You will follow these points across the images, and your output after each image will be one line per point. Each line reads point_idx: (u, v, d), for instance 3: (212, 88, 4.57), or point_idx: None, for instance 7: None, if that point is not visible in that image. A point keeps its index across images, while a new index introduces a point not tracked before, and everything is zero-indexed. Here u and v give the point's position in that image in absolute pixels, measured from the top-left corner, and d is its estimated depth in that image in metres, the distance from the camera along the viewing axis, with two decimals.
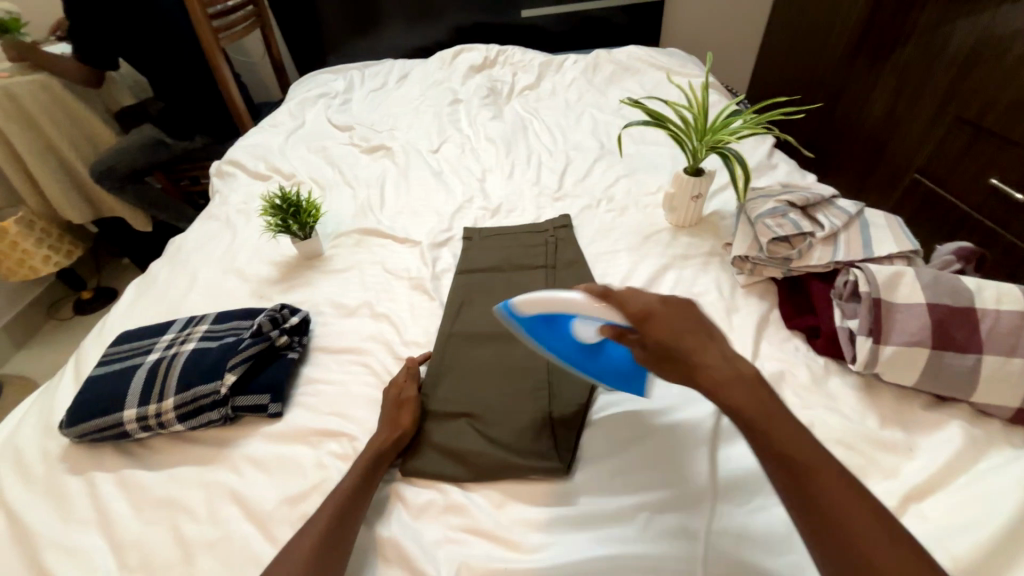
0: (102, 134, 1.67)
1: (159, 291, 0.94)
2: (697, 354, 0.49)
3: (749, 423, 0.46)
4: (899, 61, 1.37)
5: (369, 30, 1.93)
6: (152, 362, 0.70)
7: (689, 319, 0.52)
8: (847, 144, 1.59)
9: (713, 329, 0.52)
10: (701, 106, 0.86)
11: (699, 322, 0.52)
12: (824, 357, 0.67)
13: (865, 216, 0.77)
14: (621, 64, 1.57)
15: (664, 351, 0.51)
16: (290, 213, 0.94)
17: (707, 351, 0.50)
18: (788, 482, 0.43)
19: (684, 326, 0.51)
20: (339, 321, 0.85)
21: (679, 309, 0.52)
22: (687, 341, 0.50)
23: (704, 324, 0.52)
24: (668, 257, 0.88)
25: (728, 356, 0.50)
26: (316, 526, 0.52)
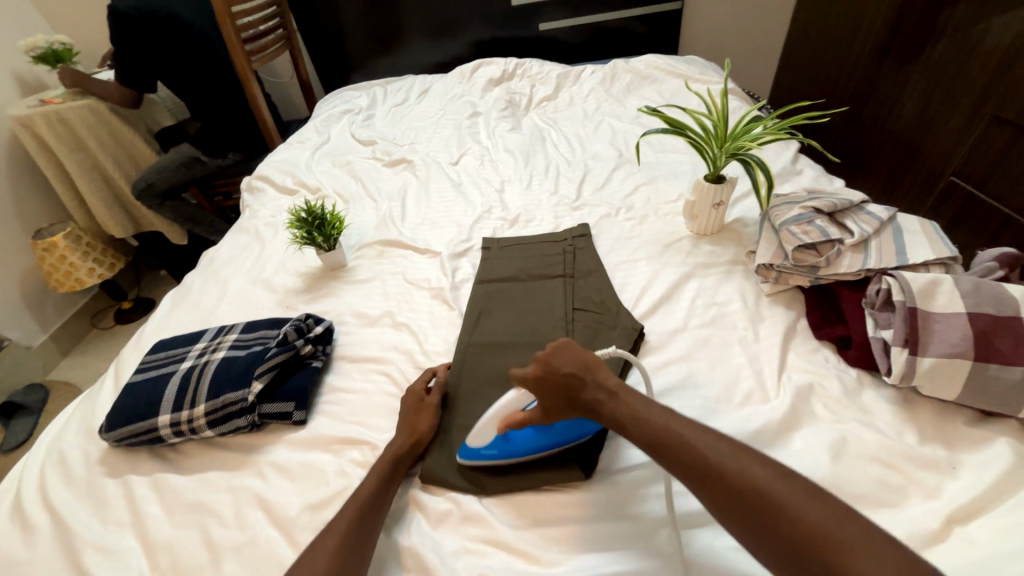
0: (143, 152, 1.77)
1: (192, 302, 0.99)
2: (585, 394, 0.56)
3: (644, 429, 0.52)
4: (930, 59, 1.33)
5: (392, 47, 1.99)
6: (184, 370, 0.73)
7: (575, 356, 0.58)
8: (877, 148, 1.54)
9: (595, 362, 0.58)
10: (720, 113, 0.85)
11: (584, 358, 0.58)
12: (856, 368, 0.64)
13: (897, 223, 0.74)
14: (639, 73, 1.57)
15: (569, 399, 0.56)
16: (315, 225, 0.97)
17: (596, 385, 0.56)
18: (692, 474, 0.47)
19: (571, 364, 0.57)
20: (361, 330, 0.86)
21: (560, 351, 0.59)
22: (578, 379, 0.56)
23: (588, 359, 0.58)
24: (689, 265, 0.86)
25: (610, 386, 0.56)
26: (335, 530, 0.52)
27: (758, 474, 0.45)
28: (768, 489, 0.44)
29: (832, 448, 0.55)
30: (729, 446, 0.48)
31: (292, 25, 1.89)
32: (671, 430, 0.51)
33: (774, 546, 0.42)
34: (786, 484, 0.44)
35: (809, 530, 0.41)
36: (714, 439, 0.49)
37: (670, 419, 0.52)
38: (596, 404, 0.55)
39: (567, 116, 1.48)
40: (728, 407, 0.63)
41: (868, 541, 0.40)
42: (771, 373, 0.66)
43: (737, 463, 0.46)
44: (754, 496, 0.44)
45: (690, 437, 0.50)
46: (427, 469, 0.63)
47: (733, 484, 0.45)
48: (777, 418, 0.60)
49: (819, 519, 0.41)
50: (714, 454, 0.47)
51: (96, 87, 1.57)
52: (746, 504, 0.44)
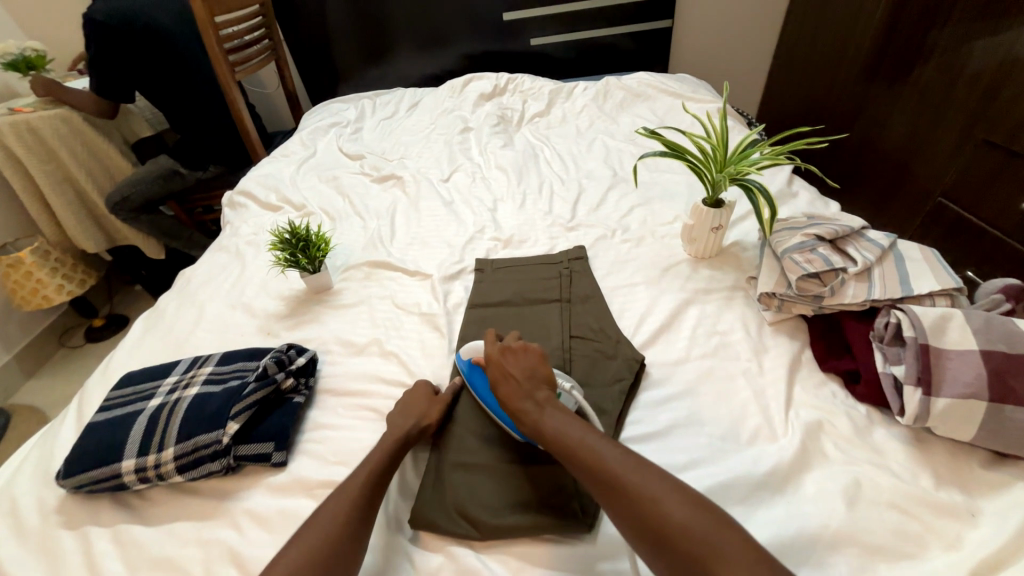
0: (118, 163, 1.70)
1: (166, 327, 0.93)
2: (517, 397, 0.62)
3: (560, 440, 0.56)
4: (916, 83, 1.36)
5: (382, 59, 1.96)
6: (153, 408, 0.67)
7: (528, 364, 0.66)
8: (865, 168, 1.56)
9: (546, 377, 0.65)
10: (720, 137, 0.83)
11: (535, 368, 0.66)
12: (865, 404, 0.62)
13: (898, 250, 0.73)
14: (631, 90, 1.57)
15: (503, 392, 0.64)
16: (299, 247, 0.93)
17: (530, 394, 0.62)
18: (598, 483, 0.52)
19: (521, 370, 0.65)
20: (347, 359, 0.82)
21: (521, 354, 0.68)
22: (518, 382, 0.64)
23: (539, 371, 0.65)
24: (689, 291, 0.84)
25: (539, 398, 0.62)
26: (310, 539, 0.52)
27: (652, 484, 0.50)
28: (658, 499, 0.49)
29: (846, 494, 0.53)
30: (629, 459, 0.53)
31: (279, 36, 1.86)
32: (585, 446, 0.55)
33: (665, 555, 0.46)
34: (677, 497, 0.49)
35: (691, 538, 0.46)
36: (620, 454, 0.53)
37: (586, 435, 0.56)
38: (522, 412, 0.61)
39: (560, 133, 1.47)
40: (735, 446, 0.61)
41: (746, 550, 0.44)
42: (778, 409, 0.63)
43: (634, 475, 0.51)
44: (649, 509, 0.48)
45: (600, 452, 0.54)
46: (416, 507, 0.61)
47: (628, 493, 0.50)
48: (787, 459, 0.57)
49: (699, 527, 0.46)
50: (619, 468, 0.51)
51: (68, 96, 1.51)
52: (638, 512, 0.48)
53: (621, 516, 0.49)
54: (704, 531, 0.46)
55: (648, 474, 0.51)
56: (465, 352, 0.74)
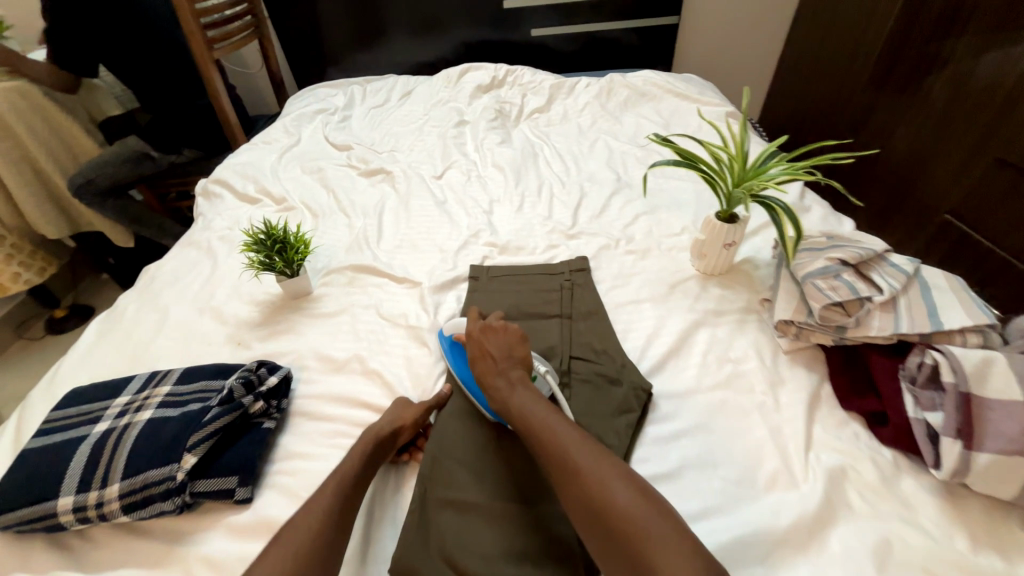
0: (83, 144, 1.58)
1: (124, 333, 0.84)
2: (490, 373, 0.63)
3: (523, 419, 0.57)
4: (926, 94, 1.32)
5: (373, 43, 1.85)
6: (98, 435, 0.59)
7: (506, 343, 0.67)
8: (869, 179, 1.52)
9: (523, 357, 0.65)
10: (739, 146, 0.77)
11: (512, 347, 0.66)
12: (891, 449, 0.57)
13: (923, 277, 0.68)
14: (636, 89, 1.50)
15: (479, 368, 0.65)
16: (276, 249, 0.84)
17: (502, 372, 0.63)
18: (551, 461, 0.53)
19: (499, 349, 0.66)
20: (325, 377, 0.74)
21: (501, 333, 0.68)
22: (493, 360, 0.65)
23: (516, 351, 0.66)
24: (699, 312, 0.78)
25: (512, 376, 0.63)
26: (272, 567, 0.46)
27: (603, 469, 0.50)
28: (605, 484, 0.49)
29: (876, 556, 0.48)
30: (586, 443, 0.54)
31: (263, 13, 1.74)
32: (545, 427, 0.56)
33: (601, 534, 0.47)
34: (622, 483, 0.49)
35: (627, 523, 0.46)
36: (578, 438, 0.54)
37: (548, 416, 0.57)
38: (494, 388, 0.62)
39: (560, 131, 1.40)
40: (753, 493, 0.55)
41: (683, 545, 0.44)
42: (798, 452, 0.58)
43: (588, 459, 0.51)
44: (595, 491, 0.49)
45: (559, 433, 0.55)
46: (398, 550, 0.54)
47: (578, 474, 0.50)
48: (810, 512, 0.52)
49: (640, 517, 0.46)
50: (572, 449, 0.52)
51: (25, 66, 1.38)
52: (583, 493, 0.49)
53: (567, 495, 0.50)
54: (644, 522, 0.46)
55: (601, 460, 0.52)
56: (446, 330, 0.75)
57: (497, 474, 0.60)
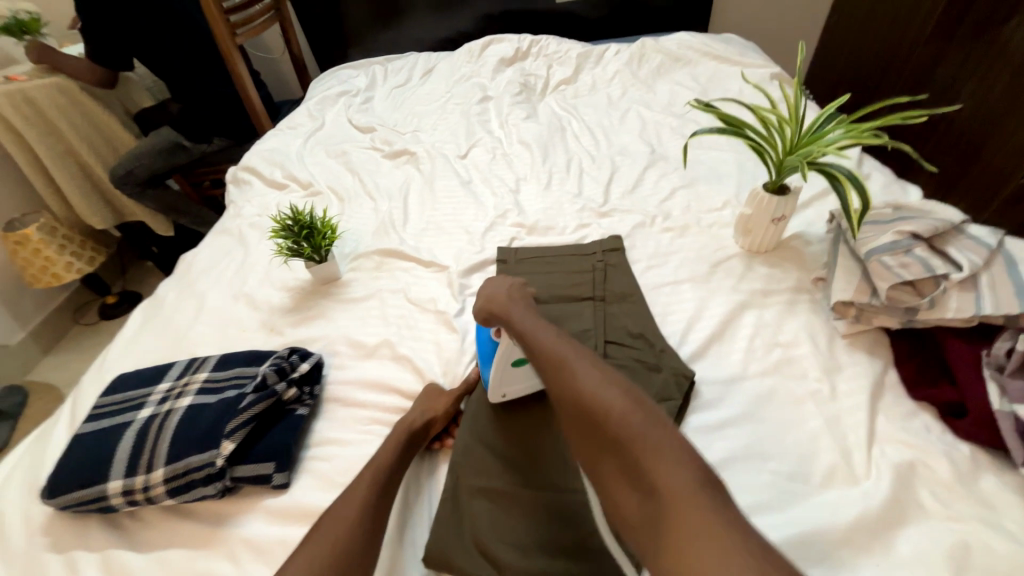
0: (120, 136, 1.62)
1: (165, 320, 0.87)
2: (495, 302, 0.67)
3: (520, 334, 0.60)
4: (1005, 42, 1.16)
5: (393, 20, 1.80)
6: (142, 421, 0.61)
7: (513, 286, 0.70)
8: (933, 143, 1.38)
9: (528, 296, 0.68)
10: (792, 109, 0.70)
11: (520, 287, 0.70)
12: (969, 444, 0.51)
13: (1010, 251, 0.60)
14: (670, 54, 1.40)
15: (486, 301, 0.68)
16: (303, 235, 0.84)
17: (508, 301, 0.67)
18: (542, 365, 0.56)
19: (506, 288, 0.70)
20: (356, 363, 0.74)
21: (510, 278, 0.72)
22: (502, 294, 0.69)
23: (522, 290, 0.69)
24: (744, 293, 0.73)
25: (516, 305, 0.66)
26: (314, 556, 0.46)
27: (587, 368, 0.52)
28: (588, 378, 0.51)
29: (953, 563, 0.43)
30: (576, 351, 0.56)
31: None
32: (540, 338, 0.58)
33: (581, 421, 0.48)
34: (611, 390, 0.49)
35: (614, 424, 0.46)
36: (568, 346, 0.56)
37: (544, 332, 0.59)
38: (497, 313, 0.65)
39: (589, 103, 1.32)
40: (809, 488, 0.51)
41: (658, 429, 0.44)
42: (860, 445, 0.53)
43: (574, 360, 0.53)
44: (576, 384, 0.50)
45: (552, 342, 0.57)
46: (433, 539, 0.53)
47: (564, 371, 0.53)
48: (874, 512, 0.48)
49: (619, 404, 0.47)
50: (561, 353, 0.55)
51: (65, 64, 1.43)
52: (567, 387, 0.51)
53: (554, 391, 0.52)
54: (623, 409, 0.47)
55: (587, 361, 0.53)
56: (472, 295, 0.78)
57: (529, 460, 0.59)
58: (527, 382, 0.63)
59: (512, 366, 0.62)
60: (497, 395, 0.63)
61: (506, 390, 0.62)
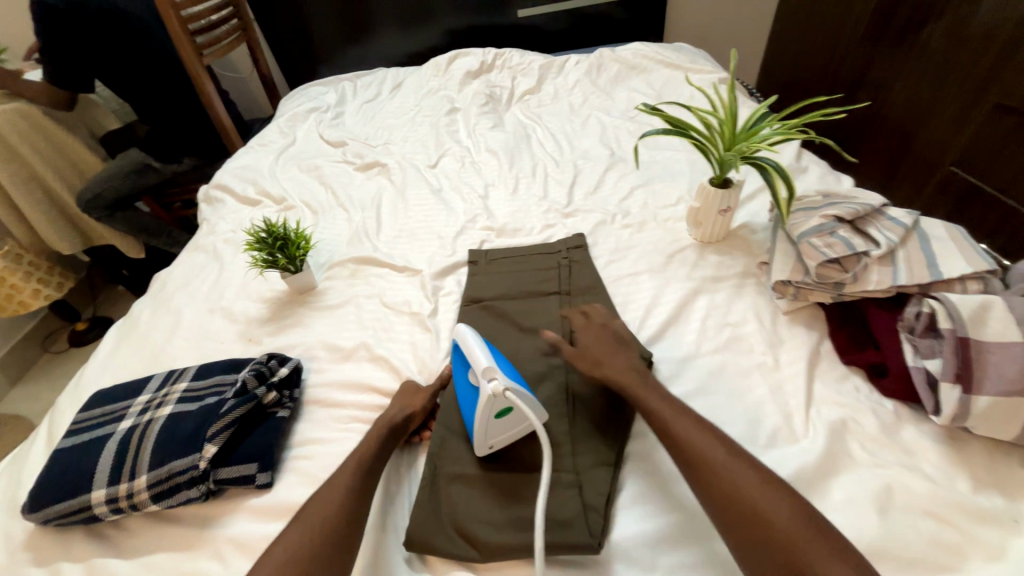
0: (87, 160, 1.61)
1: (142, 337, 0.87)
2: (605, 364, 0.64)
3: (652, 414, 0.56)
4: (926, 43, 1.27)
5: (360, 37, 1.85)
6: (123, 432, 0.62)
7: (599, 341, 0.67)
8: (869, 138, 1.49)
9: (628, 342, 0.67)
10: (728, 110, 0.76)
11: (622, 341, 0.67)
12: (892, 400, 0.58)
13: (923, 228, 0.68)
14: (626, 63, 1.48)
15: (591, 364, 0.64)
16: (277, 246, 0.86)
17: (617, 364, 0.63)
18: (682, 458, 0.52)
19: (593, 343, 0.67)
20: (334, 366, 0.76)
21: (594, 331, 0.69)
22: (609, 353, 0.65)
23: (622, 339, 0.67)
24: (697, 279, 0.79)
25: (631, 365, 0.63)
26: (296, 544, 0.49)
27: (741, 471, 0.49)
28: (742, 484, 0.48)
29: (878, 502, 0.49)
30: (720, 445, 0.52)
31: (248, 15, 1.74)
32: (677, 426, 0.54)
33: (742, 533, 0.46)
34: (775, 498, 0.47)
35: (785, 536, 0.44)
36: (713, 440, 0.52)
37: (677, 414, 0.56)
38: (611, 376, 0.62)
39: (552, 111, 1.39)
40: (756, 449, 0.56)
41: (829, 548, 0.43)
42: (799, 408, 0.59)
43: (722, 458, 0.50)
44: (733, 489, 0.48)
45: (692, 433, 0.53)
46: (413, 523, 0.56)
47: (711, 470, 0.50)
48: (811, 465, 0.53)
49: (786, 521, 0.45)
50: (706, 450, 0.51)
51: (24, 87, 1.41)
52: (719, 489, 0.48)
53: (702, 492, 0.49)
54: (789, 525, 0.45)
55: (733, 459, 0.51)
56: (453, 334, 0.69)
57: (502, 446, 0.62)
58: (512, 430, 0.60)
59: (495, 418, 0.59)
60: (484, 447, 0.60)
61: (493, 442, 0.60)
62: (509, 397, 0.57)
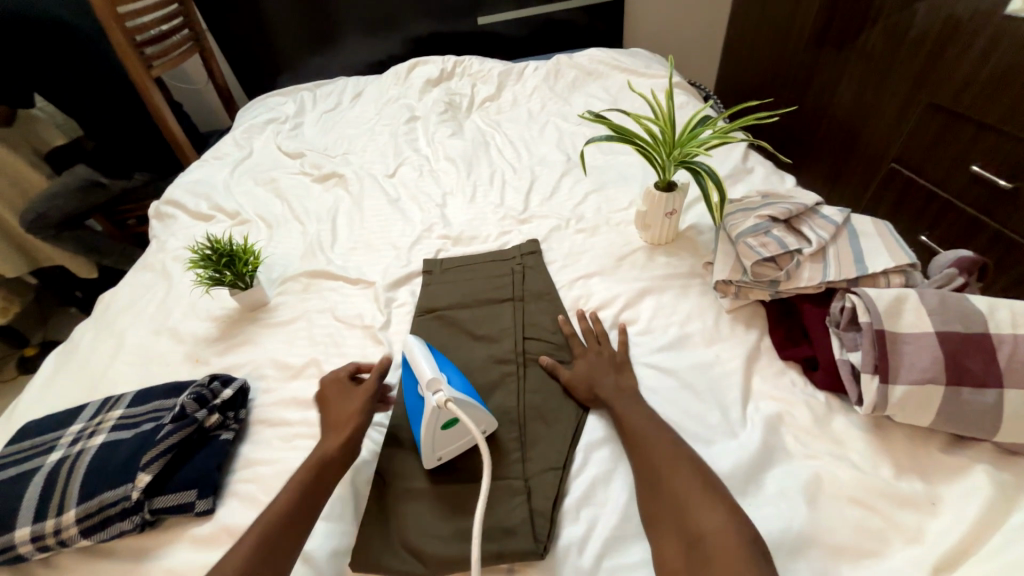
0: (30, 178, 1.54)
1: (82, 362, 0.84)
2: (597, 386, 0.64)
3: (624, 422, 0.58)
4: (864, 46, 1.33)
5: (320, 47, 1.83)
6: (52, 465, 0.59)
7: (594, 366, 0.67)
8: (819, 137, 1.55)
9: (624, 363, 0.67)
10: (668, 116, 0.78)
11: (618, 363, 0.67)
12: (825, 392, 0.60)
13: (852, 225, 0.71)
14: (583, 69, 1.50)
15: (587, 386, 0.65)
16: (224, 263, 0.84)
17: (613, 384, 0.64)
18: (637, 458, 0.54)
19: (588, 367, 0.67)
20: (283, 384, 0.75)
21: (590, 356, 0.69)
22: (603, 374, 0.65)
23: (617, 360, 0.67)
24: (646, 281, 0.80)
25: (620, 386, 0.63)
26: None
27: (681, 472, 0.51)
28: (677, 483, 0.50)
29: (807, 492, 0.50)
30: (669, 446, 0.54)
31: (200, 26, 1.70)
32: (639, 430, 0.56)
33: (668, 527, 0.48)
34: (690, 474, 0.50)
35: (701, 530, 0.45)
36: (668, 443, 0.54)
37: (649, 424, 0.57)
38: (602, 396, 0.63)
39: (511, 118, 1.40)
40: (698, 445, 0.57)
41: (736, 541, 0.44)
42: (738, 404, 0.60)
43: (667, 460, 0.52)
44: (670, 487, 0.50)
45: (649, 436, 0.55)
46: (357, 544, 0.55)
47: (655, 470, 0.52)
48: (747, 459, 0.54)
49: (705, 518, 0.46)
50: (657, 453, 0.53)
51: None
52: (659, 487, 0.51)
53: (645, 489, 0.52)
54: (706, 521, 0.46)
55: (677, 460, 0.52)
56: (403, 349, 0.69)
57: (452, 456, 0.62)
58: (459, 441, 0.60)
59: (442, 430, 0.58)
60: (433, 459, 0.60)
61: (440, 453, 0.59)
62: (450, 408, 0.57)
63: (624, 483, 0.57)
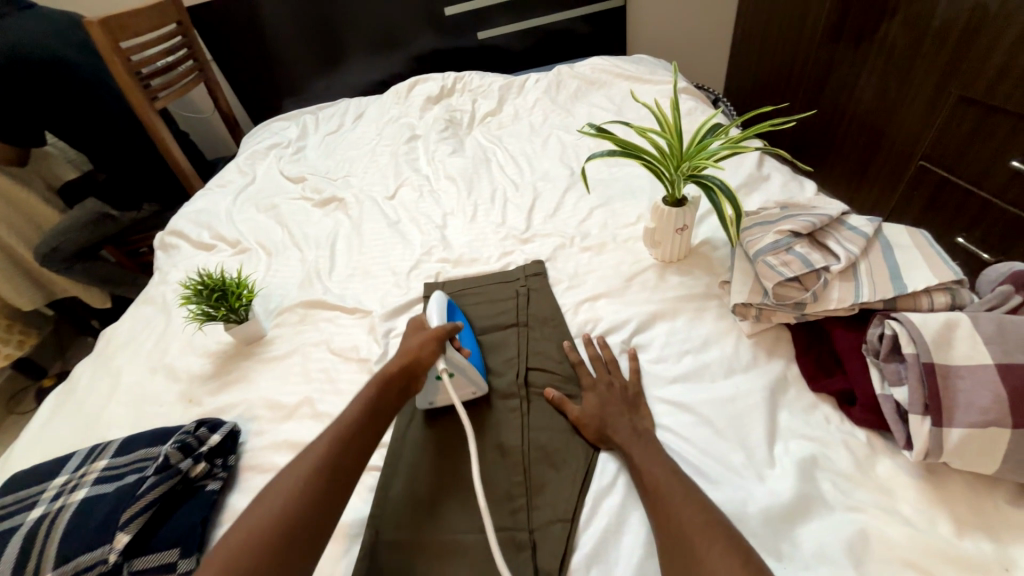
0: (43, 212, 1.57)
1: (77, 404, 0.82)
2: (610, 422, 0.58)
3: (642, 472, 0.52)
4: (885, 38, 1.26)
5: (323, 71, 1.84)
6: (32, 522, 0.56)
7: (605, 398, 0.61)
8: (839, 136, 1.47)
9: (637, 394, 0.62)
10: (674, 128, 0.73)
11: (633, 395, 0.62)
12: (865, 429, 0.53)
13: (886, 237, 0.64)
14: (585, 79, 1.46)
15: (598, 423, 0.59)
16: (216, 297, 0.82)
17: (626, 422, 0.58)
18: (656, 513, 0.48)
19: (597, 399, 0.61)
20: (276, 426, 0.71)
21: (600, 386, 0.63)
22: (615, 409, 0.60)
23: (629, 389, 0.62)
24: (658, 303, 0.74)
25: (635, 423, 0.58)
26: (286, 486, 0.50)
27: (706, 532, 0.44)
28: (698, 543, 0.43)
29: (851, 554, 0.44)
30: (690, 500, 0.47)
31: (205, 56, 1.73)
32: (657, 479, 0.50)
33: None
34: (716, 532, 0.44)
35: None
36: (690, 496, 0.47)
37: (667, 471, 0.51)
38: (616, 436, 0.57)
39: (512, 132, 1.36)
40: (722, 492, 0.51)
41: None
42: (766, 444, 0.54)
43: (688, 516, 0.46)
44: (695, 553, 0.43)
45: (669, 489, 0.49)
46: None
47: (678, 528, 0.45)
48: (779, 509, 0.48)
49: None
50: (677, 508, 0.47)
51: None
52: (682, 555, 0.44)
53: (664, 552, 0.45)
54: None
55: (701, 515, 0.45)
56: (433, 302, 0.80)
57: (450, 491, 0.58)
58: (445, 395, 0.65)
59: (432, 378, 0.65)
60: (425, 404, 0.66)
61: (433, 401, 0.65)
62: (452, 358, 0.65)
63: (640, 539, 0.50)
